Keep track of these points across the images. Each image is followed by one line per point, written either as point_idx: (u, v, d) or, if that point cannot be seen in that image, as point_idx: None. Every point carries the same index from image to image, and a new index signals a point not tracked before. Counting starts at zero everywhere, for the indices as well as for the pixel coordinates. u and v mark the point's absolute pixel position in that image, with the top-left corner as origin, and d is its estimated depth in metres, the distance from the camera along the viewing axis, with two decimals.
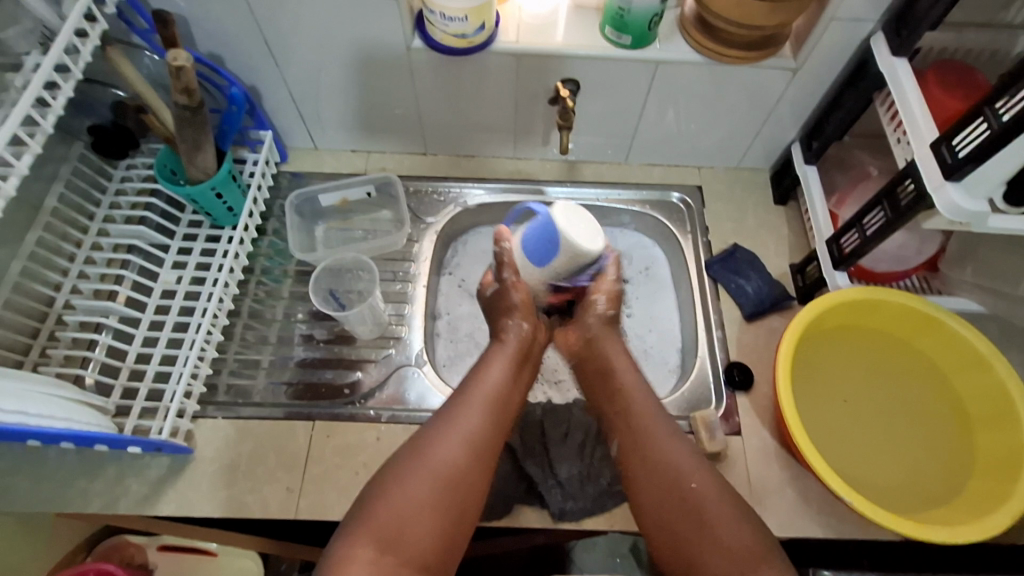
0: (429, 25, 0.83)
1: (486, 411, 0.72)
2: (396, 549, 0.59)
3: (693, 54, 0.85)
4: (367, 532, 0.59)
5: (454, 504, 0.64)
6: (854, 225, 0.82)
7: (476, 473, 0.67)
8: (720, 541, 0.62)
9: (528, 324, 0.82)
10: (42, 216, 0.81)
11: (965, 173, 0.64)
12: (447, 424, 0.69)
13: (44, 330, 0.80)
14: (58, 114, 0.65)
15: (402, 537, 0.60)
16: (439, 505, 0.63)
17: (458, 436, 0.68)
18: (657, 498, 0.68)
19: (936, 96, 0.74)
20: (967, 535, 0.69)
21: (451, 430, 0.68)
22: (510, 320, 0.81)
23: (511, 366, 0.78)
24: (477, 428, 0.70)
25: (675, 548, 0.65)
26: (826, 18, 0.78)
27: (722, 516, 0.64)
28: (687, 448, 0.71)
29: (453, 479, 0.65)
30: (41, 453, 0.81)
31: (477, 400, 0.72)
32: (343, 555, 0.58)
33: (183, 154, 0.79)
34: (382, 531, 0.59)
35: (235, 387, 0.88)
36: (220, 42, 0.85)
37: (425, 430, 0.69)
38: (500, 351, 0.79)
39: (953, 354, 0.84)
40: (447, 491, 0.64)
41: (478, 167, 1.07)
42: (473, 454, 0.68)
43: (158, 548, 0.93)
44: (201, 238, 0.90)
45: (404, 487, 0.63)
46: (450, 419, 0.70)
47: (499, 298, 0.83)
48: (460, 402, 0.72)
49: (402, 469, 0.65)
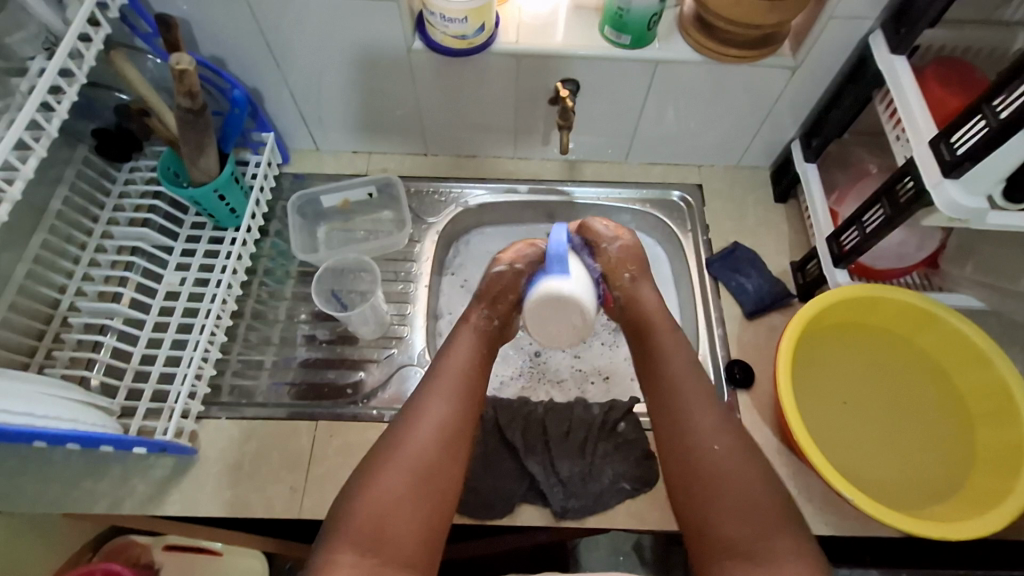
0: (429, 27, 0.83)
1: (454, 398, 0.71)
2: (378, 547, 0.60)
3: (691, 53, 0.85)
4: (347, 533, 0.60)
5: (431, 494, 0.65)
6: (854, 223, 0.82)
7: (449, 460, 0.67)
8: (737, 502, 0.64)
9: (491, 310, 0.82)
10: (47, 219, 0.81)
11: (964, 170, 0.65)
12: (417, 415, 0.69)
13: (50, 332, 0.81)
14: (63, 119, 0.66)
15: (383, 533, 0.61)
16: (416, 497, 0.64)
17: (429, 425, 0.68)
18: (678, 465, 0.69)
19: (934, 93, 0.74)
20: (968, 530, 0.69)
21: (421, 421, 0.69)
22: (478, 305, 0.82)
23: (478, 347, 0.78)
24: (447, 414, 0.70)
25: (691, 500, 0.66)
26: (825, 16, 0.78)
27: (740, 489, 0.64)
28: (704, 409, 0.71)
29: (427, 468, 0.66)
30: (47, 453, 0.82)
31: (444, 387, 0.72)
32: (324, 560, 0.59)
33: (185, 157, 0.79)
34: (362, 530, 0.61)
35: (239, 387, 0.89)
36: (222, 45, 0.86)
37: (396, 422, 0.70)
38: (465, 333, 0.79)
39: (953, 349, 0.84)
40: (423, 480, 0.65)
41: (479, 167, 1.08)
42: (444, 443, 0.68)
43: (163, 548, 0.92)
44: (204, 240, 0.91)
45: (378, 483, 0.64)
46: (418, 411, 0.70)
47: (482, 278, 0.84)
48: (428, 390, 0.72)
49: (378, 464, 0.65)
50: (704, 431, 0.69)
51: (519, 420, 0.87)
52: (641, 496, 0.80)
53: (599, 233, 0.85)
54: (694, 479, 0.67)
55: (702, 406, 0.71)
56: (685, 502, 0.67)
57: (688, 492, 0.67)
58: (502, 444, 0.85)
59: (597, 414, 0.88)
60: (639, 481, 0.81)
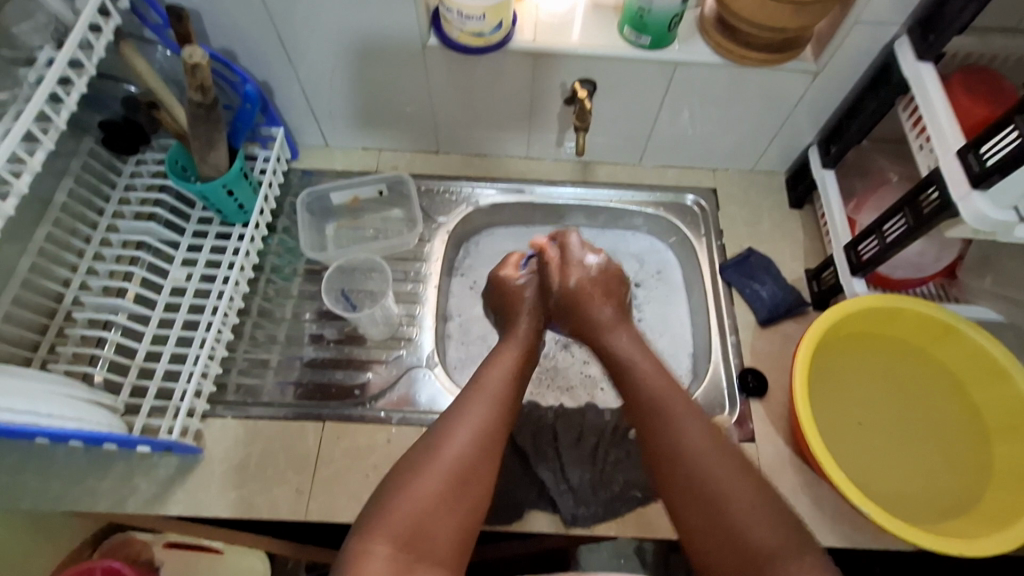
0: (445, 23, 0.82)
1: (492, 408, 0.69)
2: (413, 546, 0.57)
3: (711, 55, 0.84)
4: (383, 527, 0.57)
5: (465, 500, 0.62)
6: (874, 232, 0.81)
7: (486, 467, 0.65)
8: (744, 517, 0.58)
9: (539, 323, 0.84)
10: (52, 211, 0.80)
11: (992, 182, 0.63)
12: (457, 420, 0.67)
13: (54, 326, 0.79)
14: (71, 111, 0.64)
15: (421, 535, 0.58)
16: (452, 502, 0.61)
17: (468, 432, 0.66)
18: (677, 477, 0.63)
19: (962, 103, 0.72)
20: (987, 548, 0.68)
21: (461, 427, 0.67)
22: (521, 317, 0.84)
23: (520, 362, 0.77)
24: (485, 424, 0.68)
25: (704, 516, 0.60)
26: (851, 20, 0.77)
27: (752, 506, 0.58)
28: (692, 420, 0.66)
29: (465, 473, 0.63)
30: (50, 450, 0.81)
31: (485, 397, 0.70)
32: (359, 550, 0.55)
33: (195, 151, 0.78)
34: (399, 526, 0.57)
35: (245, 386, 0.87)
36: (233, 37, 0.84)
37: (434, 428, 0.67)
38: (509, 346, 0.78)
39: (974, 365, 0.82)
40: (460, 486, 0.62)
41: (491, 166, 1.06)
42: (481, 451, 0.65)
43: (164, 545, 0.92)
44: (212, 235, 0.89)
45: (417, 483, 0.61)
46: (458, 416, 0.68)
47: (503, 292, 0.88)
48: (465, 399, 0.70)
49: (416, 466, 0.63)
50: (695, 445, 0.64)
51: (530, 425, 0.86)
52: (652, 506, 0.79)
53: (569, 252, 0.86)
54: (691, 487, 0.62)
55: (687, 418, 0.67)
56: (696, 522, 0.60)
57: (688, 492, 0.62)
58: (512, 449, 0.84)
59: (608, 420, 0.87)
60: (650, 489, 0.79)
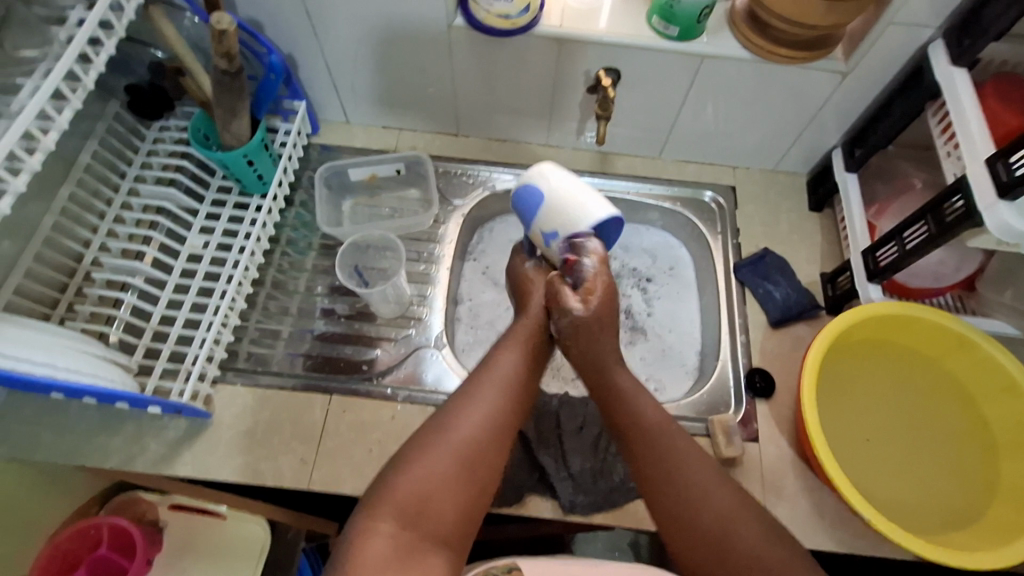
0: (472, 3, 0.81)
1: (505, 394, 0.67)
2: (416, 523, 0.57)
3: (739, 49, 0.83)
4: (387, 505, 0.57)
5: (473, 482, 0.61)
6: (893, 238, 0.80)
7: (495, 452, 0.63)
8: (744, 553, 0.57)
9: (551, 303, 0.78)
10: (76, 171, 0.81)
11: (1020, 193, 0.62)
12: (467, 403, 0.65)
13: (72, 285, 0.81)
14: (100, 71, 0.65)
15: (425, 512, 0.58)
16: (459, 482, 0.60)
17: (477, 415, 0.64)
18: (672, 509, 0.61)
19: (994, 112, 0.71)
20: (987, 562, 0.67)
21: (472, 408, 0.64)
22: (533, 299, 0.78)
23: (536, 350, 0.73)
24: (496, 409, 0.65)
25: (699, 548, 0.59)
26: (883, 22, 0.76)
27: (755, 538, 0.57)
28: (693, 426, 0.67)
29: (472, 458, 0.62)
30: (65, 406, 0.83)
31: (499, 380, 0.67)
32: (362, 527, 0.56)
33: (218, 120, 0.78)
34: (403, 505, 0.57)
35: (256, 355, 0.89)
36: (262, 9, 0.84)
37: (443, 409, 0.65)
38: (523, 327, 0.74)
39: (986, 377, 0.81)
40: (468, 470, 0.61)
41: (510, 151, 1.06)
42: (491, 434, 0.64)
43: (170, 506, 0.91)
44: (230, 204, 0.90)
45: (424, 463, 0.60)
46: (467, 399, 0.66)
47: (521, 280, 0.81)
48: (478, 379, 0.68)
49: (422, 445, 0.61)
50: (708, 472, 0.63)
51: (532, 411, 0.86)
52: None
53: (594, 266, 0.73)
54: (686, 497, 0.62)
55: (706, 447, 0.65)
56: (689, 553, 0.59)
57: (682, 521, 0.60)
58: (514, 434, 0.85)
59: None
60: None
